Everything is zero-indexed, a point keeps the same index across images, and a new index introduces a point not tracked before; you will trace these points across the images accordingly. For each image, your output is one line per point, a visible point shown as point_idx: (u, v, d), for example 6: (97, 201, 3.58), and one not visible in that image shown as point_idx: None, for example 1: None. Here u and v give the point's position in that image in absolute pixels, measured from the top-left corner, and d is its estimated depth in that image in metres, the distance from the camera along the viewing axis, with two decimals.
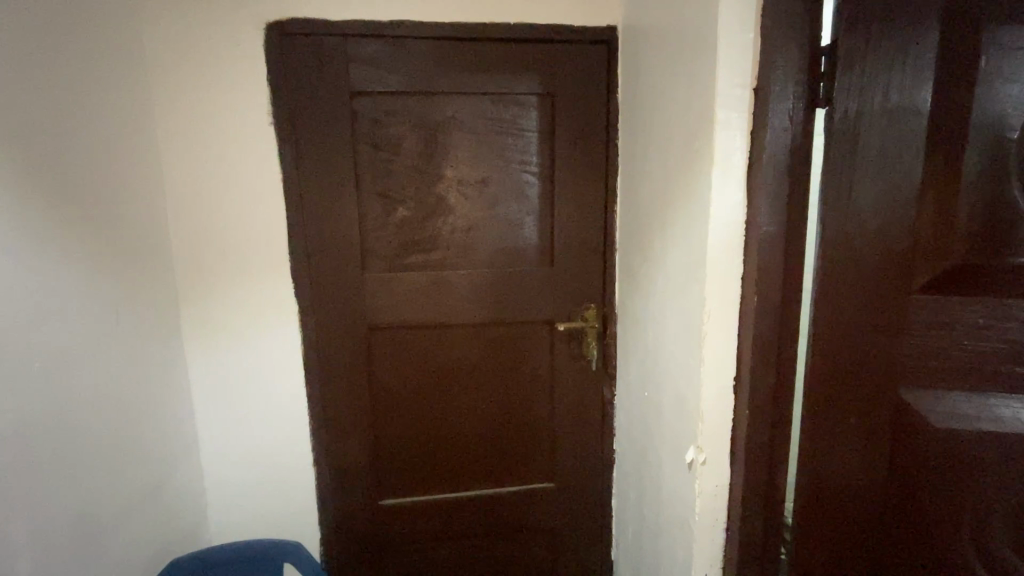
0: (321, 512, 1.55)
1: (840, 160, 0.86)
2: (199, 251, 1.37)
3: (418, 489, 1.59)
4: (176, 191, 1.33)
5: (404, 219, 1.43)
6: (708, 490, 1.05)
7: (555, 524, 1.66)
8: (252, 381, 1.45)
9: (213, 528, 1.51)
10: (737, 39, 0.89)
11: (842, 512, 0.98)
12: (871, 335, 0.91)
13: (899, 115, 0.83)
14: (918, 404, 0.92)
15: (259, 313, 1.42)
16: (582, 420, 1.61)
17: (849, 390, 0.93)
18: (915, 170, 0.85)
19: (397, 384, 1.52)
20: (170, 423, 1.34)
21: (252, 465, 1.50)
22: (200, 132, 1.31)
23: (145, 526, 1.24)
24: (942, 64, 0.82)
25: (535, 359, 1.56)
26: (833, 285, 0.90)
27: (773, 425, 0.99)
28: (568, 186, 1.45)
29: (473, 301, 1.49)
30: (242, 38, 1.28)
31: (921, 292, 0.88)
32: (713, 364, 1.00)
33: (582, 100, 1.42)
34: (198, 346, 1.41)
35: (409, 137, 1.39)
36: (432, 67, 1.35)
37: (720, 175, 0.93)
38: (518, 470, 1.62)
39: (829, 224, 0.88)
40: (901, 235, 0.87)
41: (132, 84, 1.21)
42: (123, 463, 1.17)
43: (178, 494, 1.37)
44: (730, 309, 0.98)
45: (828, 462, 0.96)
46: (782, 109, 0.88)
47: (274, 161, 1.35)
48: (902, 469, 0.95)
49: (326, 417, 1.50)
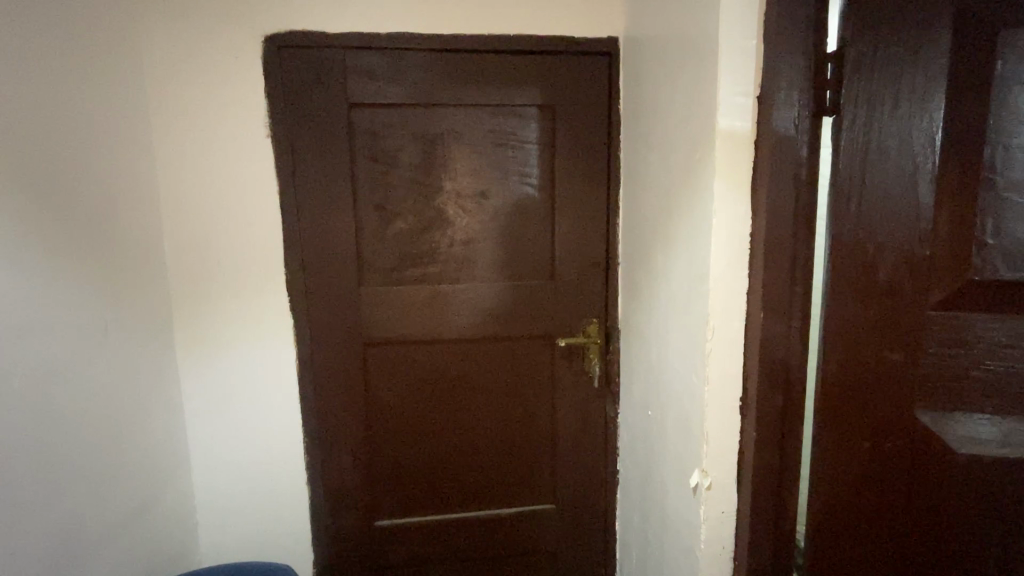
0: (316, 532, 1.51)
1: (850, 169, 0.82)
2: (194, 263, 1.34)
3: (416, 508, 1.55)
4: (170, 202, 1.31)
5: (402, 232, 1.40)
6: (714, 516, 1.00)
7: (556, 546, 1.61)
8: (245, 397, 1.42)
9: (204, 547, 1.47)
10: (738, 46, 0.86)
11: (857, 537, 0.92)
12: (885, 351, 0.86)
13: (911, 123, 0.80)
14: (936, 426, 0.86)
15: (254, 327, 1.39)
16: (584, 439, 1.56)
17: (863, 410, 0.88)
18: (928, 180, 0.81)
19: (395, 400, 1.48)
20: (161, 439, 1.31)
21: (245, 482, 1.46)
22: (196, 143, 1.30)
23: (131, 544, 1.20)
24: (955, 69, 0.78)
25: (535, 375, 1.51)
26: (844, 300, 0.85)
27: (782, 447, 0.94)
28: (568, 198, 1.42)
29: (471, 316, 1.45)
30: (239, 50, 1.27)
31: (938, 307, 0.83)
32: (717, 383, 0.96)
33: (584, 111, 1.39)
34: (192, 360, 1.39)
35: (408, 148, 1.37)
36: (430, 78, 1.34)
37: (722, 186, 0.90)
38: (518, 490, 1.57)
39: (839, 234, 0.84)
40: (917, 248, 0.82)
41: (126, 94, 1.20)
42: (109, 479, 1.13)
43: (167, 513, 1.33)
44: (735, 326, 0.94)
45: (842, 487, 0.91)
46: (787, 115, 0.85)
47: (270, 173, 1.33)
48: (921, 496, 0.89)
49: (321, 433, 1.46)
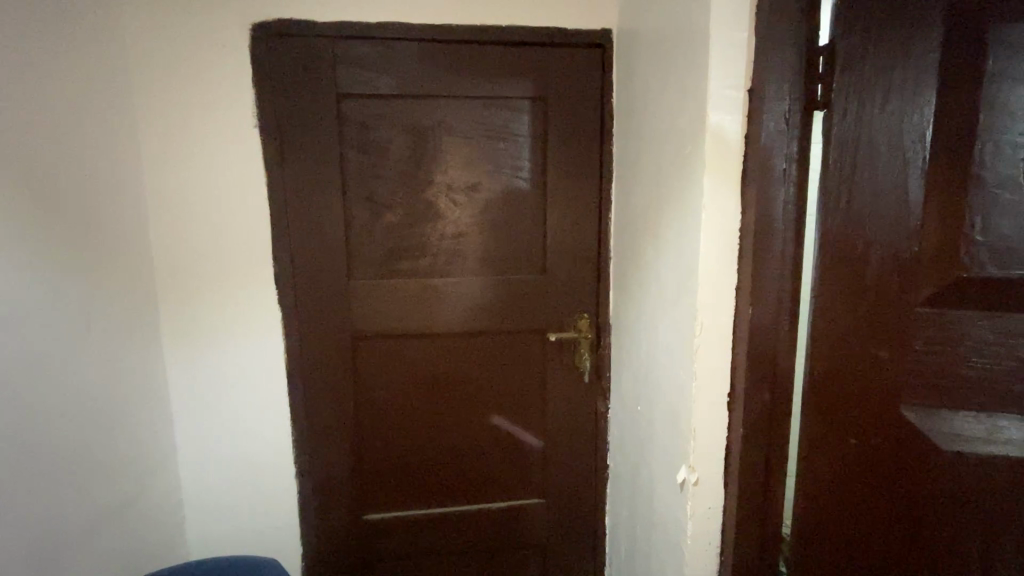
0: (303, 526, 1.51)
1: (839, 165, 0.82)
2: (179, 254, 1.33)
3: (405, 503, 1.54)
4: (156, 191, 1.30)
5: (392, 225, 1.39)
6: (701, 512, 1.00)
7: (545, 540, 1.61)
8: (233, 389, 1.41)
9: (191, 540, 1.47)
10: (729, 40, 0.86)
11: (844, 531, 0.92)
12: (872, 348, 0.85)
13: (901, 118, 0.79)
14: (920, 422, 0.86)
15: (241, 319, 1.38)
16: (574, 434, 1.56)
17: (849, 406, 0.88)
18: (917, 175, 0.80)
19: (384, 393, 1.48)
20: (147, 430, 1.30)
21: (232, 475, 1.45)
22: (182, 131, 1.28)
23: (115, 536, 1.18)
24: (946, 64, 0.77)
25: (527, 370, 1.51)
26: (832, 295, 0.85)
27: (769, 444, 0.93)
28: (560, 192, 1.42)
29: (461, 310, 1.44)
30: (226, 39, 1.26)
31: (926, 304, 0.83)
32: (705, 378, 0.96)
33: (577, 104, 1.38)
34: (179, 352, 1.37)
35: (397, 140, 1.36)
36: (421, 69, 1.32)
37: (712, 180, 0.90)
38: (509, 484, 1.57)
39: (828, 229, 0.83)
40: (905, 245, 0.82)
41: (111, 79, 1.18)
42: (92, 472, 1.11)
43: (153, 505, 1.32)
44: (723, 322, 0.94)
45: (828, 482, 0.91)
46: (777, 110, 0.84)
47: (258, 165, 1.31)
48: (905, 492, 0.89)
49: (309, 426, 1.45)
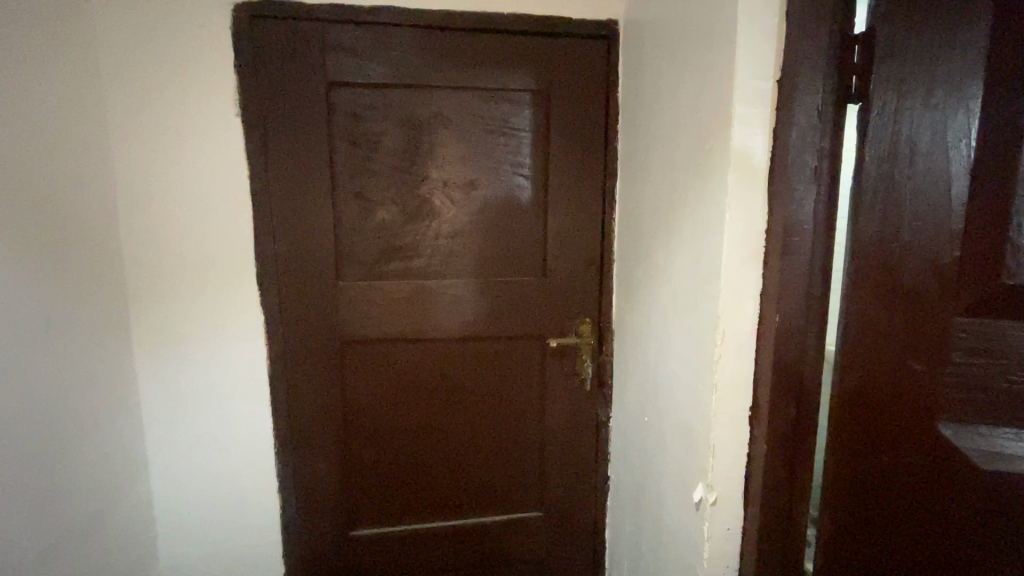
0: (286, 543, 1.42)
1: (877, 163, 0.76)
2: (152, 250, 1.23)
3: (395, 517, 1.46)
4: (128, 181, 1.20)
5: (384, 223, 1.31)
6: (718, 533, 0.94)
7: (542, 555, 1.54)
8: (210, 397, 1.31)
9: (163, 558, 1.37)
10: (758, 26, 0.80)
11: (870, 552, 0.86)
12: (906, 359, 0.80)
13: (944, 113, 0.73)
14: (955, 440, 0.80)
15: (220, 321, 1.28)
16: (574, 444, 1.49)
17: (880, 421, 0.82)
18: (961, 174, 0.74)
19: (373, 402, 1.39)
20: (116, 442, 1.20)
21: (209, 489, 1.35)
22: (157, 117, 1.18)
23: (82, 558, 1.09)
24: (995, 56, 0.71)
25: (524, 376, 1.44)
26: (866, 300, 0.79)
27: (795, 461, 0.87)
28: (562, 191, 1.35)
29: (457, 314, 1.37)
30: (206, 20, 1.16)
31: (967, 314, 0.77)
32: (724, 391, 0.89)
33: (581, 98, 1.31)
34: (151, 356, 1.28)
35: (391, 133, 1.28)
36: (417, 58, 1.24)
37: (737, 178, 0.83)
38: (505, 497, 1.50)
39: (862, 230, 0.78)
40: (946, 249, 0.76)
41: (77, 59, 1.08)
42: (58, 491, 1.02)
43: (122, 522, 1.22)
44: (746, 330, 0.88)
45: (855, 501, 0.85)
46: (810, 102, 0.78)
47: (240, 157, 1.22)
48: (938, 512, 0.83)
49: (294, 437, 1.36)
